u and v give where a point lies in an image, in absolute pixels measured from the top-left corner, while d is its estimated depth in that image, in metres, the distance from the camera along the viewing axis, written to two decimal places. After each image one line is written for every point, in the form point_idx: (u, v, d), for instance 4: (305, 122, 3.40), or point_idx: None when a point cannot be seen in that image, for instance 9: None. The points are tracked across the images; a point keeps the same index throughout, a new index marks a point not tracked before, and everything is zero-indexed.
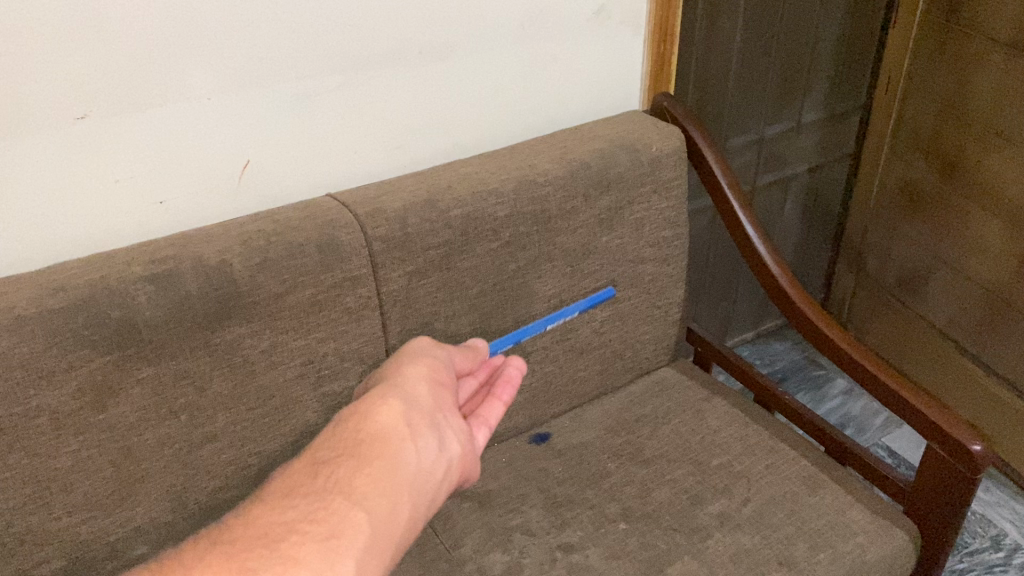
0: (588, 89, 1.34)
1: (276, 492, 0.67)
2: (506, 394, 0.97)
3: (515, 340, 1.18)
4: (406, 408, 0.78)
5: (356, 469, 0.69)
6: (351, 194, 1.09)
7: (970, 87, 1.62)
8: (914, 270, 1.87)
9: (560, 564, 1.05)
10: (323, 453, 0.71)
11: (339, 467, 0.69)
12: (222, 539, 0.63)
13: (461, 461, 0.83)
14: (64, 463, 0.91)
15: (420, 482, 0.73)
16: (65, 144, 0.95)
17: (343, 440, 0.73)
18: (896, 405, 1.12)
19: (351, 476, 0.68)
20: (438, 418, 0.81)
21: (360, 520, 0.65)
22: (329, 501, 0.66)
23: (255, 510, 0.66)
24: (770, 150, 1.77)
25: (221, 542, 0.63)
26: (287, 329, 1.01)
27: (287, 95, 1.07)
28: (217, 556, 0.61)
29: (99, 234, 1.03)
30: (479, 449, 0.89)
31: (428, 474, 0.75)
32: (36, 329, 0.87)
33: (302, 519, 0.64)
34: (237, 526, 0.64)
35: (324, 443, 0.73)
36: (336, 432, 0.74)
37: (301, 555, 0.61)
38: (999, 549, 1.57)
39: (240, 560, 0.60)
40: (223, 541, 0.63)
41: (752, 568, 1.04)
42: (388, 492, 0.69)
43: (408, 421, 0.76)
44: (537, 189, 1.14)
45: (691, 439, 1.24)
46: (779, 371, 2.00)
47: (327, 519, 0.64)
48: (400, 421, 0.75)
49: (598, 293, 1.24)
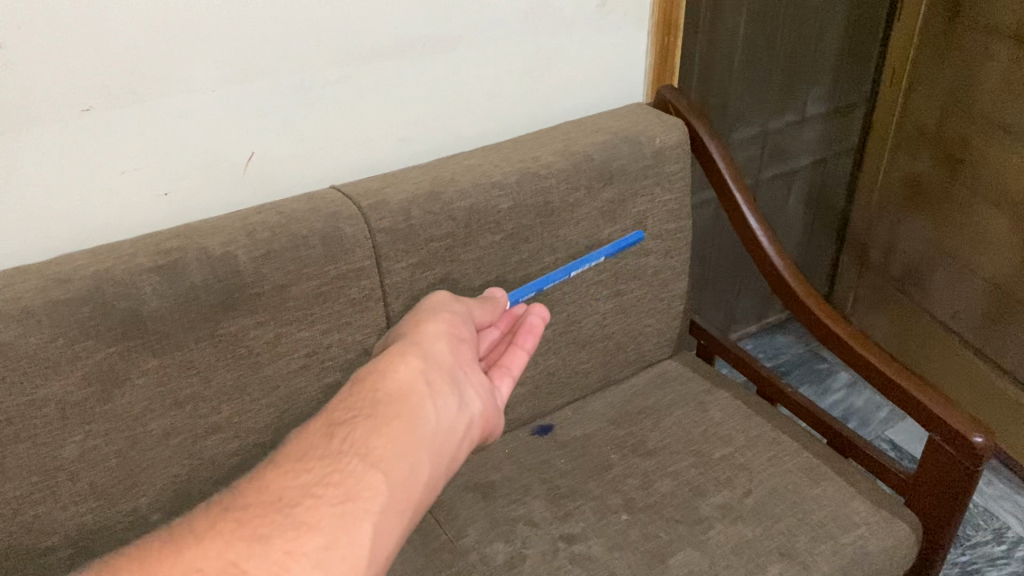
0: (591, 81, 1.34)
1: (289, 456, 0.66)
2: (529, 344, 0.99)
3: (538, 288, 1.14)
4: (423, 367, 0.79)
5: (373, 430, 0.69)
6: (355, 185, 1.10)
7: (975, 80, 1.61)
8: (918, 262, 1.86)
9: (563, 554, 1.05)
10: (339, 414, 0.71)
11: (355, 427, 0.69)
12: (232, 505, 0.62)
13: (480, 417, 0.84)
14: (70, 453, 0.92)
15: (439, 440, 0.74)
16: (72, 136, 0.96)
17: (360, 399, 0.73)
18: (899, 398, 1.12)
19: (368, 437, 0.68)
20: (454, 377, 0.82)
21: (378, 482, 0.65)
22: (344, 464, 0.66)
23: (267, 475, 0.65)
24: (774, 143, 1.76)
25: (231, 509, 0.61)
26: (292, 320, 1.02)
27: (292, 87, 1.07)
28: (228, 522, 0.60)
29: (105, 224, 1.03)
30: (498, 405, 0.90)
31: (446, 432, 0.75)
32: (42, 320, 0.88)
33: (317, 483, 0.64)
34: (248, 491, 0.63)
35: (341, 404, 0.73)
36: (353, 392, 0.74)
37: (315, 521, 0.61)
38: (1002, 542, 1.58)
39: (252, 527, 0.59)
40: (233, 507, 0.62)
41: (754, 559, 1.04)
42: (405, 453, 0.69)
43: (425, 380, 0.76)
44: (541, 181, 1.14)
45: (693, 431, 1.25)
46: (783, 364, 2.00)
47: (344, 482, 0.64)
48: (415, 381, 0.76)
49: (626, 237, 1.23)
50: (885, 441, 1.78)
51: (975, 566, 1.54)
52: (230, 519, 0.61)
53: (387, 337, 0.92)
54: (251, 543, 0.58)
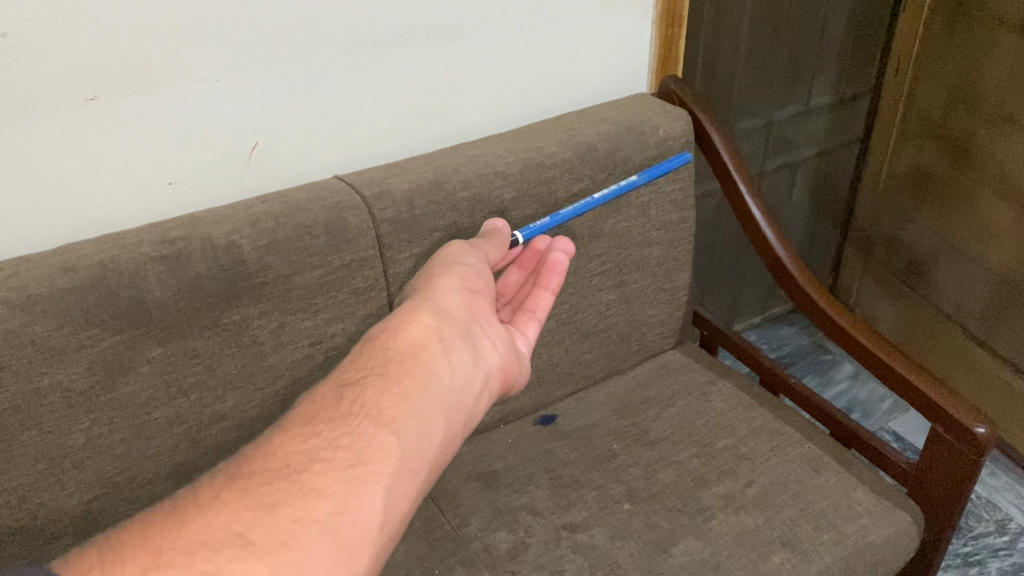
0: (595, 71, 1.34)
1: (298, 422, 0.67)
2: (553, 284, 0.98)
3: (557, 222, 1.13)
4: (438, 320, 0.79)
5: (384, 389, 0.70)
6: (358, 175, 1.10)
7: (981, 71, 1.61)
8: (922, 253, 1.86)
9: (565, 543, 1.06)
10: (350, 375, 0.72)
11: (365, 388, 0.70)
12: (239, 474, 0.62)
13: (499, 366, 0.84)
14: (75, 441, 0.93)
15: (455, 395, 0.74)
16: (78, 124, 0.96)
17: (372, 358, 0.74)
18: (902, 389, 1.12)
19: (378, 398, 0.69)
20: (470, 329, 0.81)
21: (388, 443, 0.66)
22: (354, 427, 0.66)
23: (274, 441, 0.65)
24: (778, 134, 1.76)
25: (238, 476, 0.62)
26: (296, 310, 1.02)
27: (296, 77, 1.07)
28: (235, 490, 0.60)
29: (109, 213, 1.04)
30: (519, 353, 0.90)
31: (462, 385, 0.76)
32: (48, 308, 0.89)
33: (326, 447, 0.64)
34: (255, 459, 0.64)
35: (354, 363, 0.74)
36: (366, 352, 0.75)
37: (324, 486, 0.61)
38: (1004, 533, 1.58)
39: (258, 495, 0.60)
40: (239, 476, 0.62)
41: (756, 549, 1.05)
42: (417, 411, 0.69)
43: (439, 335, 0.77)
44: (544, 171, 1.14)
45: (696, 421, 1.25)
46: (786, 355, 2.00)
47: (353, 445, 0.65)
48: (428, 338, 0.76)
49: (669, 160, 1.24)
50: (887, 432, 1.79)
51: (977, 557, 1.54)
52: (236, 487, 0.61)
53: (405, 291, 0.92)
54: (258, 512, 0.58)
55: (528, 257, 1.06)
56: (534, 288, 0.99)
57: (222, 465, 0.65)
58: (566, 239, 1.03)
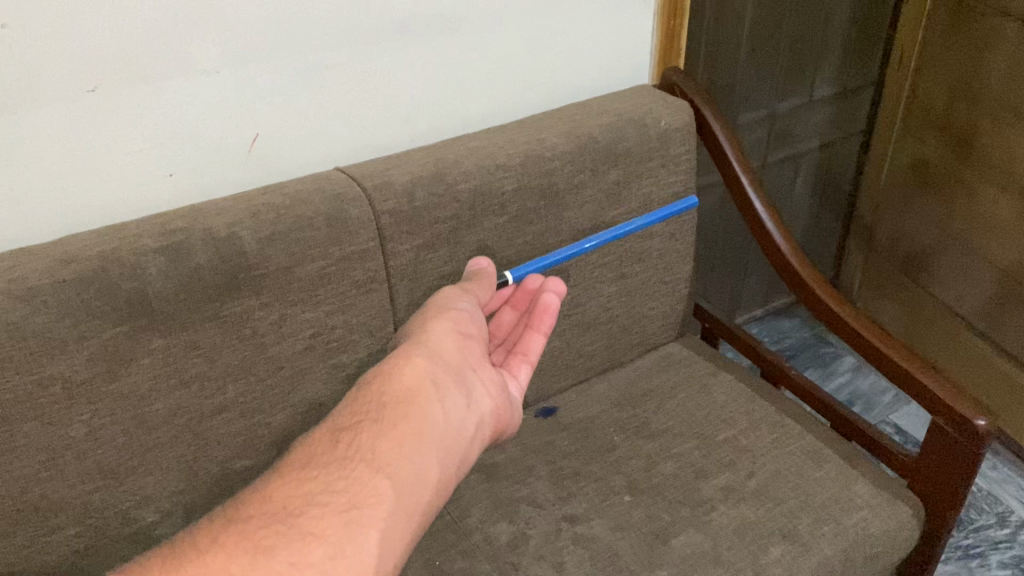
0: (597, 62, 1.34)
1: (294, 466, 0.69)
2: (545, 325, 1.00)
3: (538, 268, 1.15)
4: (431, 365, 0.81)
5: (379, 433, 0.72)
6: (359, 167, 1.10)
7: (983, 64, 1.60)
8: (924, 246, 1.86)
9: (566, 535, 1.06)
10: (345, 418, 0.74)
11: (360, 432, 0.72)
12: (237, 517, 0.64)
13: (491, 411, 0.86)
14: (77, 432, 0.93)
15: (448, 439, 0.76)
16: (78, 116, 0.96)
17: (368, 401, 0.76)
18: (903, 382, 1.12)
19: (373, 442, 0.71)
20: (462, 374, 0.83)
21: (383, 487, 0.68)
22: (349, 471, 0.69)
23: (272, 484, 0.67)
24: (780, 126, 1.76)
25: (236, 520, 0.64)
26: (296, 302, 1.02)
27: (297, 68, 1.07)
28: (232, 533, 0.63)
29: (110, 205, 1.04)
30: (510, 397, 0.91)
31: (455, 430, 0.77)
32: (49, 299, 0.89)
33: (322, 491, 0.67)
34: (253, 502, 0.66)
35: (349, 407, 0.76)
36: (361, 394, 0.77)
37: (320, 530, 0.63)
38: (1005, 526, 1.58)
39: (256, 539, 0.62)
40: (236, 518, 0.64)
41: (756, 540, 1.05)
42: (411, 455, 0.72)
43: (433, 380, 0.79)
44: (545, 163, 1.14)
45: (696, 413, 1.25)
46: (788, 348, 2.00)
47: (348, 488, 0.67)
48: (422, 382, 0.78)
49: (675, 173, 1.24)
50: (887, 424, 1.79)
51: (978, 549, 1.54)
52: (234, 531, 0.63)
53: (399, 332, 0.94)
54: (255, 555, 0.61)
55: (520, 296, 1.08)
56: (528, 330, 1.01)
57: (219, 509, 0.67)
58: (558, 276, 1.05)
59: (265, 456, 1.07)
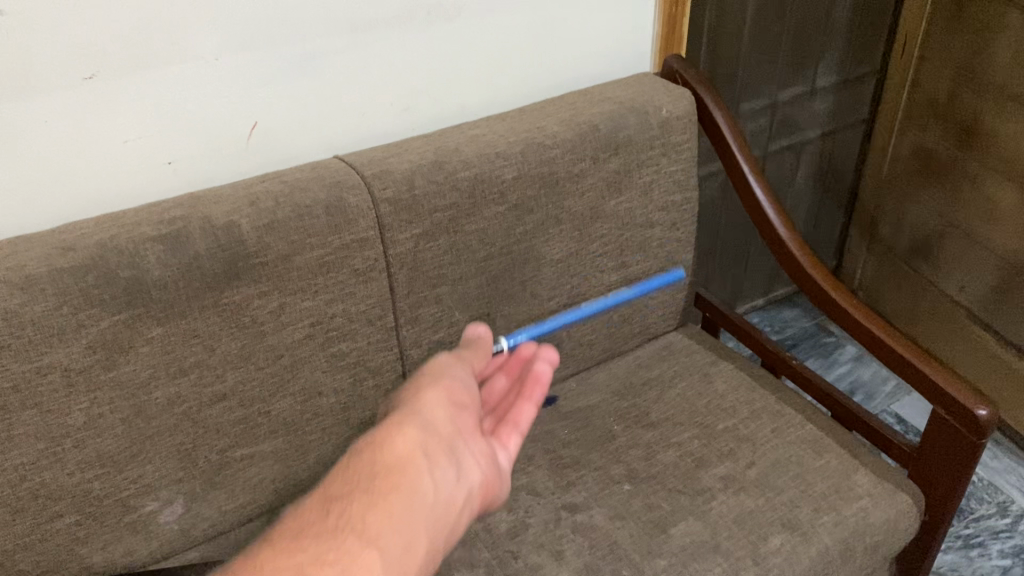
0: (598, 50, 1.33)
1: (284, 537, 0.62)
2: (536, 396, 0.87)
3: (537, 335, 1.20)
4: (424, 434, 0.72)
5: (369, 504, 0.64)
6: (358, 155, 1.09)
7: (987, 51, 1.59)
8: (926, 235, 1.85)
9: (565, 523, 1.06)
10: (334, 488, 0.66)
11: (351, 502, 0.64)
12: None
13: (478, 487, 0.74)
14: (76, 420, 0.93)
15: (442, 513, 0.68)
16: (76, 105, 0.96)
17: (356, 472, 0.67)
18: (905, 372, 1.12)
19: (364, 513, 0.63)
20: (454, 446, 0.73)
21: (372, 564, 0.60)
22: (341, 542, 0.61)
23: (258, 555, 0.60)
24: (783, 114, 1.75)
25: None
26: (295, 291, 1.01)
27: (295, 56, 1.06)
28: None
29: (109, 193, 1.03)
30: (499, 471, 0.78)
31: (449, 507, 0.68)
32: (47, 287, 0.89)
33: (310, 564, 0.59)
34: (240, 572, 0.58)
35: (335, 476, 0.67)
36: (348, 465, 0.69)
37: None
38: (1006, 516, 1.58)
39: None
40: None
41: (755, 530, 1.05)
42: (401, 529, 0.64)
43: (425, 449, 0.70)
44: (545, 151, 1.14)
45: (697, 403, 1.25)
46: (789, 338, 2.00)
47: (340, 562, 0.59)
48: (415, 451, 0.69)
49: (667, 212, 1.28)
50: (888, 414, 1.78)
51: (978, 539, 1.54)
52: None
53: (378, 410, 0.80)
54: None
55: (512, 362, 0.96)
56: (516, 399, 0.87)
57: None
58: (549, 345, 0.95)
59: (265, 445, 1.07)
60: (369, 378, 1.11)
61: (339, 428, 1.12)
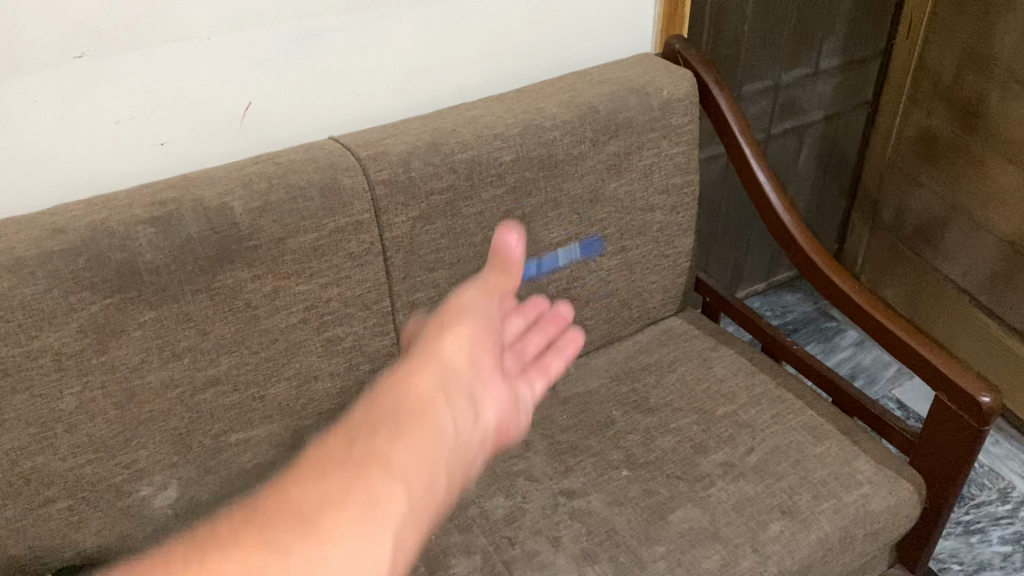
0: (598, 29, 1.31)
1: (305, 474, 0.61)
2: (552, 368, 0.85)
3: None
4: (442, 374, 0.71)
5: (389, 436, 0.64)
6: (354, 137, 1.08)
7: (994, 34, 1.57)
8: (930, 220, 1.84)
9: (562, 509, 1.05)
10: (354, 440, 0.64)
11: (373, 437, 0.64)
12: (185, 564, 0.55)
13: (493, 428, 0.74)
14: (68, 405, 0.92)
15: (461, 454, 0.68)
16: (66, 83, 0.94)
17: (376, 414, 0.66)
18: (907, 358, 1.11)
19: (387, 450, 0.63)
20: (471, 388, 0.73)
21: (398, 494, 0.61)
22: (366, 474, 0.61)
23: (290, 490, 0.59)
24: (786, 97, 1.73)
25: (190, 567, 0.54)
26: (290, 274, 1.00)
27: (290, 35, 1.05)
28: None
29: (100, 174, 1.02)
30: (519, 408, 0.79)
31: (464, 447, 0.69)
32: (37, 270, 0.87)
33: (342, 492, 0.60)
34: (270, 507, 0.58)
35: (358, 414, 0.67)
36: (368, 405, 0.68)
37: (334, 531, 0.57)
38: (1006, 502, 1.57)
39: (269, 536, 0.56)
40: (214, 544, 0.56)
41: (754, 516, 1.04)
42: (414, 481, 0.62)
43: (445, 390, 0.70)
44: (544, 133, 1.12)
45: (696, 388, 1.24)
46: (790, 323, 1.98)
47: (369, 496, 0.60)
48: (434, 389, 0.69)
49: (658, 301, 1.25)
50: (891, 399, 1.77)
51: (978, 525, 1.53)
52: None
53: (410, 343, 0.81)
54: (288, 558, 0.55)
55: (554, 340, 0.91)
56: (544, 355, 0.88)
57: (224, 513, 0.60)
58: (574, 336, 0.93)
59: (260, 430, 1.06)
60: (364, 363, 1.10)
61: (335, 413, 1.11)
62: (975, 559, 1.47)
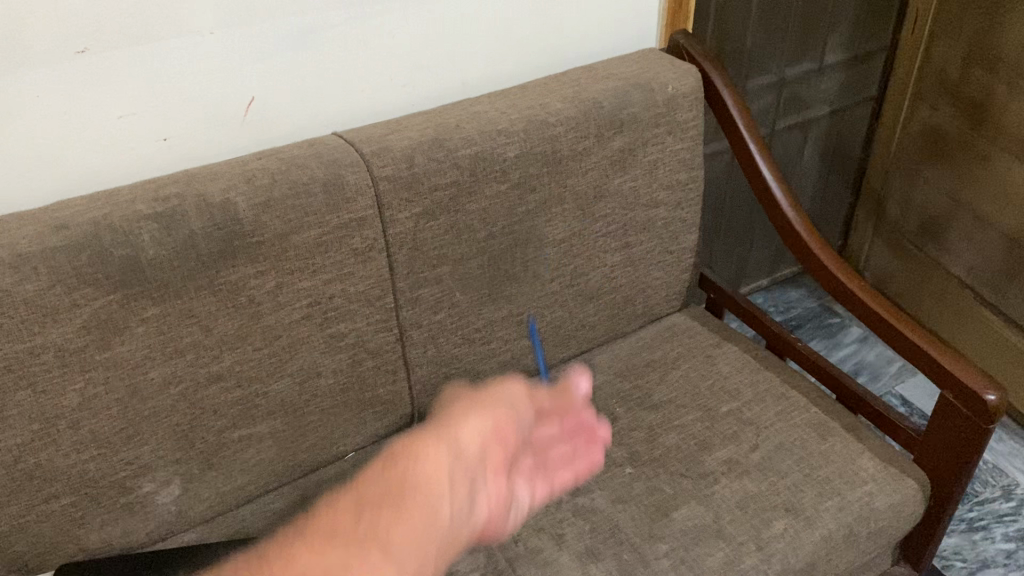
0: (603, 24, 1.30)
1: (309, 539, 0.63)
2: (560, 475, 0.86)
3: None
4: (449, 461, 0.71)
5: (393, 517, 0.65)
6: (358, 132, 1.07)
7: (1001, 29, 1.56)
8: (935, 216, 1.83)
9: (566, 506, 1.05)
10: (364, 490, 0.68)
11: (376, 511, 0.66)
12: None
13: (493, 525, 0.75)
14: (70, 401, 0.92)
15: (449, 546, 0.67)
16: (69, 79, 0.94)
17: (386, 479, 0.69)
18: (913, 355, 1.10)
19: (390, 529, 0.64)
20: (478, 475, 0.73)
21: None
22: (362, 551, 0.62)
23: (292, 552, 0.62)
24: (791, 92, 1.72)
25: None
26: (293, 270, 1.00)
27: (293, 29, 1.04)
28: None
29: (103, 170, 1.01)
30: (509, 514, 0.77)
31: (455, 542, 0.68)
32: (39, 266, 0.87)
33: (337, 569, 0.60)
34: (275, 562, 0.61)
35: (366, 485, 0.69)
36: (374, 479, 0.69)
37: None
38: (1010, 499, 1.57)
39: None
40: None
41: (758, 514, 1.04)
42: (420, 545, 0.65)
43: (448, 477, 0.69)
44: (548, 128, 1.11)
45: (700, 385, 1.23)
46: (793, 319, 1.98)
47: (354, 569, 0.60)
48: (438, 475, 0.69)
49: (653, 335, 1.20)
50: (895, 397, 1.77)
51: (982, 522, 1.53)
52: None
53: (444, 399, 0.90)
54: None
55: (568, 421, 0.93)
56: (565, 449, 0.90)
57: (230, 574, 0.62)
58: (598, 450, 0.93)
59: (263, 426, 1.05)
60: (368, 359, 1.10)
61: (338, 409, 1.10)
62: (978, 556, 1.47)
